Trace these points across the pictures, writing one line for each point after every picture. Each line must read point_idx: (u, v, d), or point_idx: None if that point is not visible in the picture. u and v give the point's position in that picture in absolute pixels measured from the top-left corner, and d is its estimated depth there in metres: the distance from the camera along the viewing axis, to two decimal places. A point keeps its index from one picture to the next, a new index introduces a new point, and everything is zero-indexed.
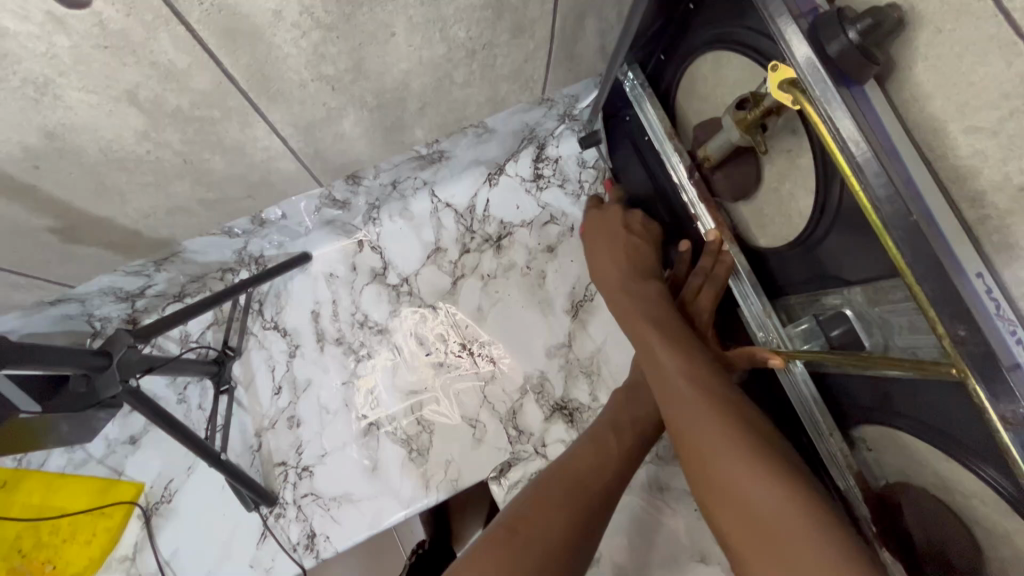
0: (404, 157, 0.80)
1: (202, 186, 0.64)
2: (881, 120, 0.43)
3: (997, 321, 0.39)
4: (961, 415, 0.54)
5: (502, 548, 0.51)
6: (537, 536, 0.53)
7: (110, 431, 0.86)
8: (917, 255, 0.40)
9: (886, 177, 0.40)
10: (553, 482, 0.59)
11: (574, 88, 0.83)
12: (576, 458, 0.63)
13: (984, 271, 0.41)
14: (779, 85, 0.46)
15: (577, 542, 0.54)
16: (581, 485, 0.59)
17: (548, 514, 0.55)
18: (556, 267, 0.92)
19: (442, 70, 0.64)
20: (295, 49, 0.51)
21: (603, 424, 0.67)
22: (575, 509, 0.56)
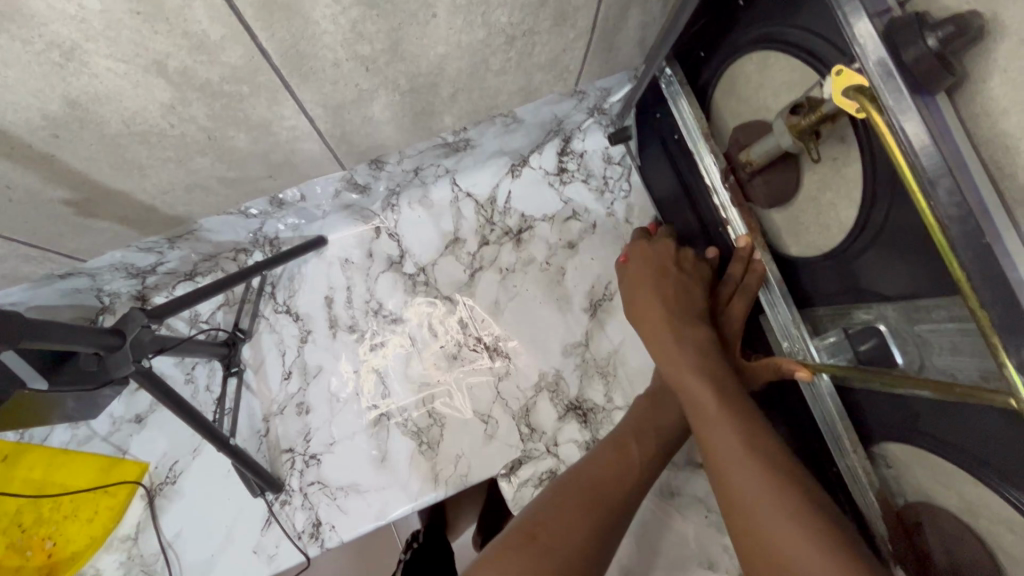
0: (430, 144, 0.78)
1: (224, 164, 0.62)
2: (951, 133, 0.41)
3: None
4: (997, 440, 0.53)
5: (523, 551, 0.50)
6: (558, 539, 0.52)
7: (115, 409, 0.85)
8: (985, 278, 0.38)
9: (958, 194, 0.39)
10: (570, 485, 0.58)
11: (607, 81, 0.81)
12: (597, 463, 0.61)
13: None
14: (845, 92, 0.43)
15: (600, 545, 0.53)
16: (602, 496, 0.57)
17: (568, 520, 0.54)
18: (576, 264, 0.90)
19: (479, 55, 0.61)
20: (333, 26, 0.48)
21: (625, 431, 0.66)
22: (596, 520, 0.55)
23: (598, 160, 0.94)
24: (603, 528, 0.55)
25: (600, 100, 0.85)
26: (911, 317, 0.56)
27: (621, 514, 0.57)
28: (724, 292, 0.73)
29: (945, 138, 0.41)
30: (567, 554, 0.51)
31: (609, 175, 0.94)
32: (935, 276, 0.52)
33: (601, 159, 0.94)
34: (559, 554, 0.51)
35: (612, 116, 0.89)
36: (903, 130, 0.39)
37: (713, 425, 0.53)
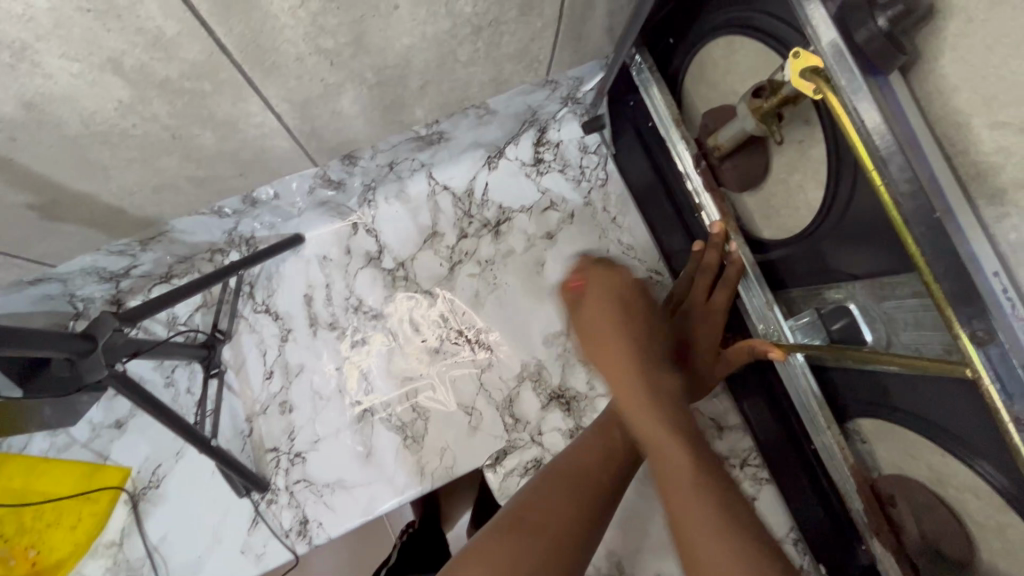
0: (402, 137, 0.77)
1: (192, 163, 0.61)
2: (904, 111, 0.42)
3: (1014, 321, 0.38)
4: (961, 411, 0.55)
5: (509, 538, 0.52)
6: (543, 526, 0.53)
7: (94, 415, 0.84)
8: (939, 253, 0.39)
9: (910, 171, 0.39)
10: (556, 473, 0.59)
11: (578, 70, 0.80)
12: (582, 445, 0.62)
13: (1000, 270, 0.40)
14: (800, 73, 0.44)
15: (585, 532, 0.55)
16: (589, 477, 0.59)
17: (556, 503, 0.55)
18: (555, 254, 0.91)
19: (446, 46, 0.61)
20: (293, 20, 0.48)
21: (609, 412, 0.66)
22: (583, 498, 0.57)
23: (574, 150, 0.94)
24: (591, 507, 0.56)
25: (573, 89, 0.85)
26: (879, 294, 0.57)
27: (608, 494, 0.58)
28: (705, 283, 0.73)
29: (900, 118, 0.42)
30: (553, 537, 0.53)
31: (586, 164, 0.94)
32: (899, 252, 0.53)
33: (577, 148, 0.94)
34: (546, 537, 0.53)
35: (587, 105, 0.89)
36: (857, 110, 0.40)
37: (683, 493, 0.51)
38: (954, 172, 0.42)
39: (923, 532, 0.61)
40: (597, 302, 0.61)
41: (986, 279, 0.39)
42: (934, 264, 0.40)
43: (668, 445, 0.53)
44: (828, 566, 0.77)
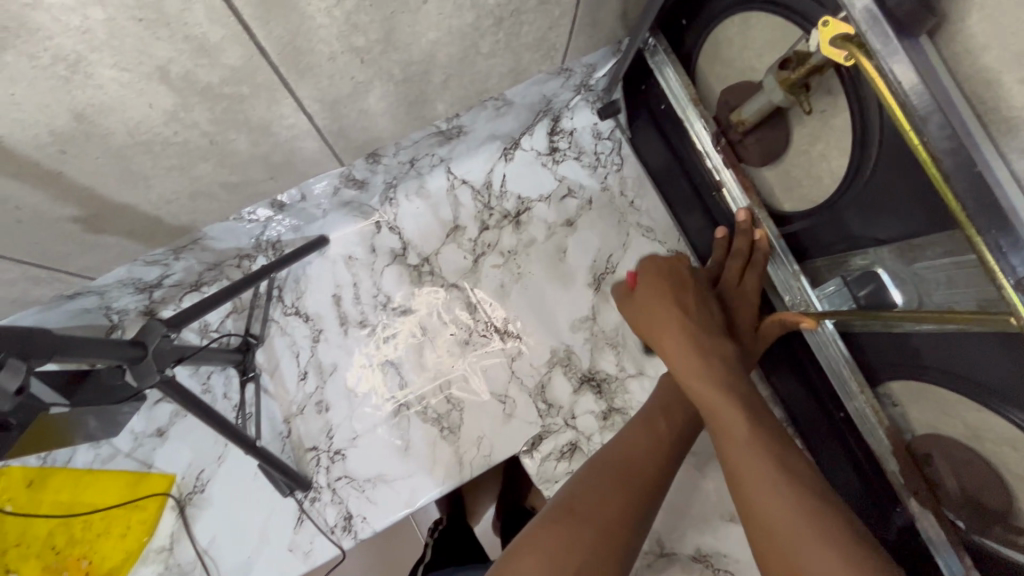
0: (424, 133, 0.78)
1: (227, 168, 0.62)
2: (935, 72, 0.43)
3: None
4: (996, 366, 0.56)
5: (563, 527, 0.53)
6: (591, 516, 0.54)
7: (136, 425, 0.85)
8: (980, 208, 0.41)
9: (947, 129, 0.41)
10: (598, 466, 0.60)
11: (592, 57, 0.81)
12: (627, 440, 0.64)
13: None
14: (831, 42, 0.45)
15: (635, 525, 0.56)
16: (635, 472, 0.60)
17: (606, 498, 0.56)
18: (576, 240, 0.92)
19: (469, 39, 0.62)
20: (328, 19, 0.49)
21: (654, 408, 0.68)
22: (632, 493, 0.57)
23: (588, 137, 0.95)
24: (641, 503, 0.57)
25: (586, 77, 0.86)
26: (909, 258, 0.58)
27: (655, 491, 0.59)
28: (736, 268, 0.75)
29: (934, 81, 0.43)
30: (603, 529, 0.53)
31: (601, 150, 0.95)
32: (928, 213, 0.54)
33: (591, 135, 0.95)
34: (595, 528, 0.53)
35: (599, 92, 0.90)
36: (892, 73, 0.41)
37: (738, 449, 0.54)
38: (987, 130, 0.44)
39: (962, 484, 0.63)
40: (650, 294, 0.71)
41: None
42: (975, 220, 0.41)
43: (728, 412, 0.57)
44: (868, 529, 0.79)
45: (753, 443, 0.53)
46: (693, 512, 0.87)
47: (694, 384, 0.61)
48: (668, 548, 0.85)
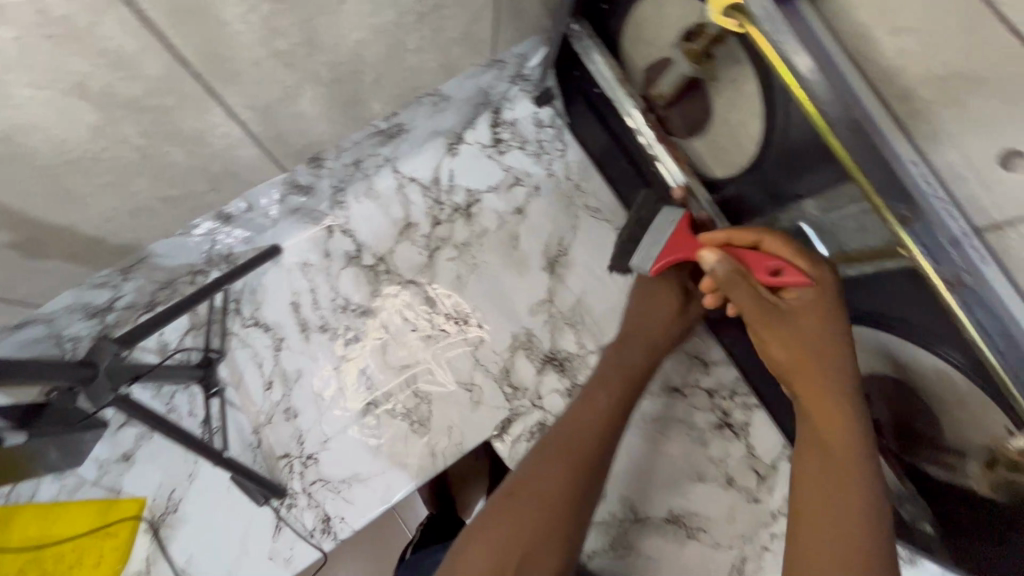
0: (364, 133, 0.80)
1: (164, 182, 0.63)
2: (814, 33, 0.47)
3: (934, 201, 0.47)
4: (917, 309, 0.58)
5: (508, 511, 0.55)
6: (536, 500, 0.56)
7: (99, 452, 0.84)
8: None
9: None
10: (545, 444, 0.60)
11: (521, 47, 0.84)
12: (571, 415, 0.63)
13: (918, 160, 0.47)
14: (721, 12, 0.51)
15: (575, 503, 0.57)
16: (576, 450, 0.59)
17: (546, 485, 0.57)
18: (527, 227, 0.95)
19: (394, 37, 0.64)
20: (245, 25, 0.50)
21: (595, 378, 0.68)
22: (568, 470, 0.57)
23: (529, 126, 0.98)
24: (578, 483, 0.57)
25: (519, 67, 0.89)
26: (826, 209, 0.62)
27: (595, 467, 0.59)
28: None
29: (812, 47, 0.47)
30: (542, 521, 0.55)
31: (543, 138, 0.98)
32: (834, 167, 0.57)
33: (532, 124, 0.98)
34: (534, 512, 0.55)
35: (535, 81, 0.93)
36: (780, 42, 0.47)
37: (839, 435, 0.53)
38: (868, 84, 0.48)
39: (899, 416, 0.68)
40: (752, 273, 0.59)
41: None
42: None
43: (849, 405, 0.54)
44: None
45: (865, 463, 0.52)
46: (662, 476, 0.90)
47: (829, 359, 0.55)
48: (642, 513, 0.89)
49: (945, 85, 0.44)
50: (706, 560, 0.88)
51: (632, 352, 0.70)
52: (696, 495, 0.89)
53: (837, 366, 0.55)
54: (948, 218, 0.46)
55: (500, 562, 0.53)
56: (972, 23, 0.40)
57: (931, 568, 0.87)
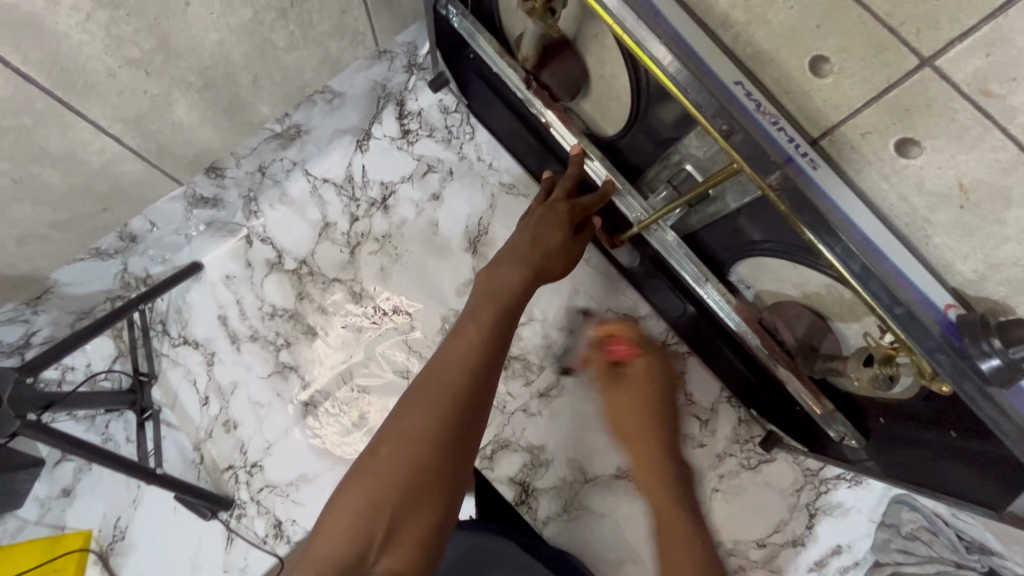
0: (259, 137, 0.80)
1: (47, 206, 0.63)
2: None
3: (756, 116, 0.45)
4: (789, 231, 0.60)
5: (376, 468, 0.52)
6: (401, 452, 0.53)
7: (38, 491, 0.84)
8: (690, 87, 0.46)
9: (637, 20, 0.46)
10: (415, 391, 0.57)
11: (407, 35, 0.86)
12: (442, 356, 0.60)
13: (742, 79, 0.46)
14: None
15: (447, 442, 0.54)
16: (444, 386, 0.57)
17: (416, 433, 0.54)
18: (445, 211, 0.96)
19: (259, 35, 0.65)
20: (85, 34, 0.51)
21: (468, 312, 0.65)
22: (436, 411, 0.55)
23: (436, 114, 0.98)
24: (450, 422, 0.55)
25: (411, 55, 0.91)
26: (700, 149, 0.63)
27: (467, 406, 0.56)
28: (569, 185, 0.78)
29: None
30: (415, 471, 0.52)
31: (452, 124, 0.98)
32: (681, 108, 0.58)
33: (438, 112, 0.98)
34: (401, 463, 0.52)
35: (430, 68, 0.94)
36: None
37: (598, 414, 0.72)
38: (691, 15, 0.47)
39: (802, 337, 0.71)
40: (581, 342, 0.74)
41: (729, 88, 0.46)
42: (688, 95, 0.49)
43: None
44: (760, 406, 0.87)
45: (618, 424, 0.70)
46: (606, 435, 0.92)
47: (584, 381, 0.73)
48: (592, 473, 0.91)
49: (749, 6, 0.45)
50: None
51: (505, 280, 0.68)
52: None
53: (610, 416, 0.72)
54: (771, 130, 0.45)
55: (370, 519, 0.50)
56: None
57: (877, 485, 0.90)
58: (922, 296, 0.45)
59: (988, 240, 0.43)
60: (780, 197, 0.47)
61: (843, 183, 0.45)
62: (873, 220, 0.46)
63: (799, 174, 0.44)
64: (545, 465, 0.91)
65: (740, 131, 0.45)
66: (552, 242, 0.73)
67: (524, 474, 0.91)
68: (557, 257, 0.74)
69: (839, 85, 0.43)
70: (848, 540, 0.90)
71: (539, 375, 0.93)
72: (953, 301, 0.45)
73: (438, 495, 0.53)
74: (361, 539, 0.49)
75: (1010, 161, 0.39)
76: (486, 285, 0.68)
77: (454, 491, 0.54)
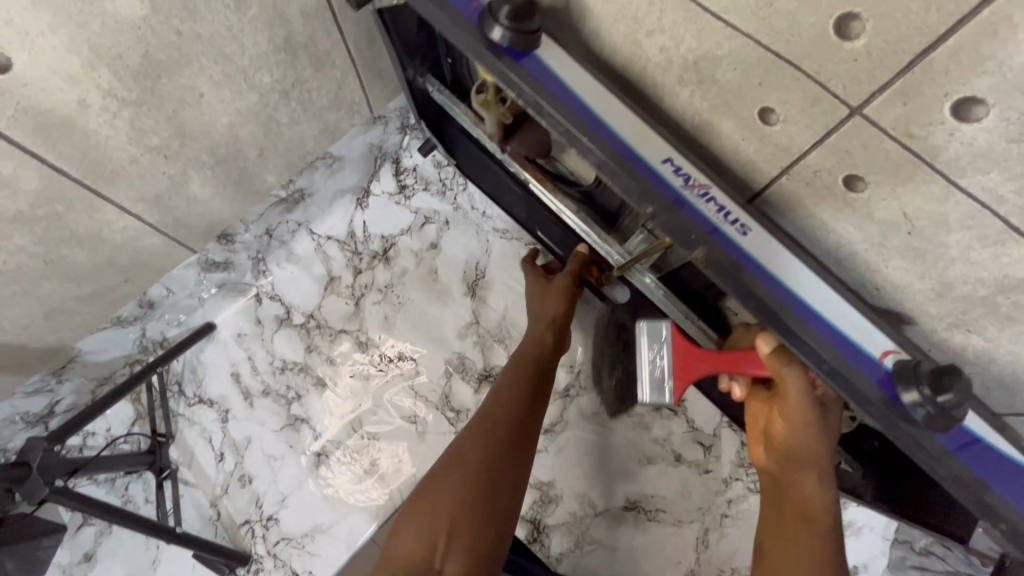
0: (266, 204, 0.86)
1: (73, 282, 0.68)
2: (553, 71, 0.54)
3: (684, 192, 0.53)
4: None
5: (418, 521, 0.66)
6: (438, 509, 0.65)
7: (61, 558, 0.85)
8: (618, 173, 0.54)
9: (560, 117, 0.54)
10: (446, 462, 0.69)
11: (398, 102, 0.92)
12: (482, 415, 0.73)
13: (670, 154, 0.53)
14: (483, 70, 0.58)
15: (472, 495, 0.65)
16: (468, 454, 0.68)
17: (450, 492, 0.65)
18: (443, 259, 1.00)
19: (264, 114, 0.71)
20: (112, 130, 0.57)
21: (496, 388, 0.77)
22: (462, 475, 0.66)
23: (430, 168, 1.02)
24: (472, 480, 0.66)
25: (404, 118, 0.96)
26: None
27: (492, 465, 0.67)
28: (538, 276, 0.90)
29: (563, 94, 0.53)
30: (445, 519, 0.64)
31: (445, 177, 1.02)
32: None
33: (433, 166, 1.02)
34: (434, 520, 0.64)
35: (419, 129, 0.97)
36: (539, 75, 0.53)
37: (796, 421, 0.60)
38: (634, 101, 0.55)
39: None
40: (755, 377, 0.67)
41: (660, 166, 0.53)
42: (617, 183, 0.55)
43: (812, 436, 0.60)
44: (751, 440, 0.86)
45: (815, 440, 0.60)
46: (611, 467, 0.93)
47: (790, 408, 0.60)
48: (601, 506, 0.92)
49: (697, 68, 0.49)
50: (669, 538, 0.90)
51: (524, 355, 0.79)
52: (648, 477, 0.92)
53: (820, 438, 0.60)
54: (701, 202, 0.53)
55: (418, 557, 0.63)
56: (693, 17, 0.46)
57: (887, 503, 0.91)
58: (844, 341, 0.52)
59: (938, 260, 0.47)
60: (706, 267, 0.55)
61: (776, 245, 0.52)
62: (803, 270, 0.52)
63: (725, 242, 0.53)
64: (555, 501, 0.93)
65: (663, 213, 0.54)
66: (552, 307, 0.84)
67: (535, 511, 0.93)
68: (546, 319, 0.83)
69: (787, 130, 0.48)
70: (864, 559, 0.90)
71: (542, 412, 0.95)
72: (891, 349, 0.51)
73: (469, 536, 0.64)
74: (423, 556, 0.63)
75: (941, 192, 0.43)
76: (517, 354, 0.80)
77: (504, 521, 0.66)
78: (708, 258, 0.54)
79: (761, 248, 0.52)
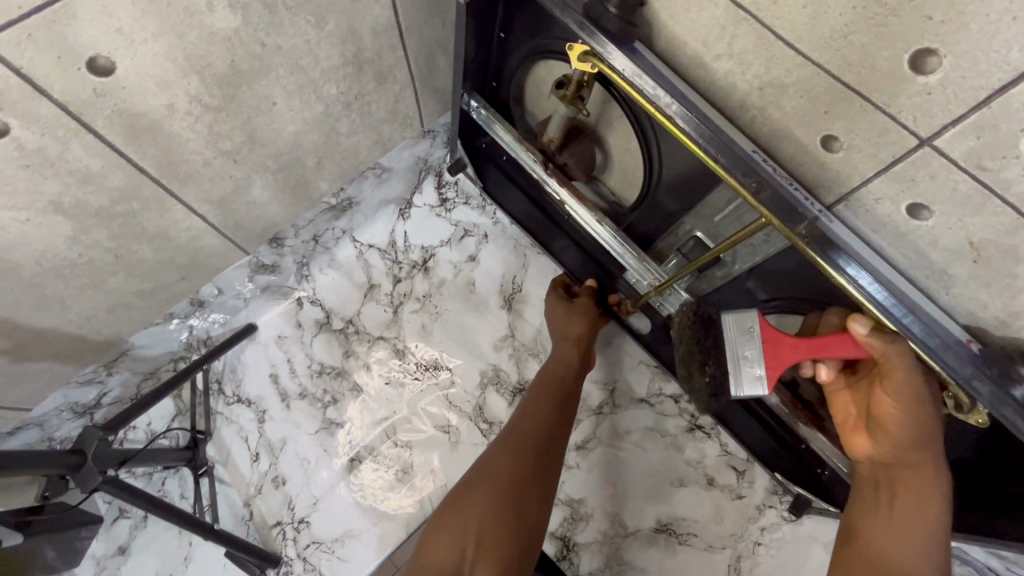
0: (316, 210, 0.89)
1: (137, 278, 0.71)
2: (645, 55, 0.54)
3: (777, 177, 0.52)
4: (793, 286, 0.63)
5: (450, 530, 0.63)
6: (470, 517, 0.64)
7: (96, 549, 0.87)
8: (718, 145, 0.53)
9: (659, 87, 0.53)
10: (477, 474, 0.68)
11: (448, 117, 0.95)
12: (516, 426, 0.73)
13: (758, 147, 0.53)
14: (578, 57, 0.57)
15: (505, 506, 0.64)
16: (500, 467, 0.68)
17: (482, 501, 0.65)
18: (481, 270, 1.01)
19: (327, 124, 0.74)
20: (193, 133, 0.60)
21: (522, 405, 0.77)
22: (493, 486, 0.66)
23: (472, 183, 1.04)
24: (506, 491, 0.65)
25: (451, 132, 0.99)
26: (707, 216, 0.66)
27: (523, 478, 0.67)
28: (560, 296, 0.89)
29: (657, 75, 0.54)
30: (478, 526, 0.63)
31: None
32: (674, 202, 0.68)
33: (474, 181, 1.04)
34: (464, 528, 0.63)
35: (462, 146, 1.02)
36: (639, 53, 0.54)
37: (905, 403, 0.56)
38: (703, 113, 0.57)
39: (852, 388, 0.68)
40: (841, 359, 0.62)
41: (751, 155, 0.52)
42: (716, 159, 0.54)
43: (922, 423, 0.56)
44: (783, 473, 0.85)
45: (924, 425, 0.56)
46: (643, 488, 0.93)
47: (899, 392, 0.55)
48: (631, 527, 0.92)
49: (763, 94, 0.51)
50: (701, 563, 0.89)
51: (552, 376, 0.80)
52: (681, 499, 0.91)
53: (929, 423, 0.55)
54: (794, 191, 0.51)
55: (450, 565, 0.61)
56: (765, 45, 0.47)
57: None
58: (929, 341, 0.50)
59: (1004, 291, 0.47)
60: (807, 242, 0.53)
61: (858, 243, 0.52)
62: (886, 266, 0.52)
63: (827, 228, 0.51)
64: (585, 519, 0.93)
65: (768, 187, 0.52)
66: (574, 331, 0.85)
67: (565, 529, 0.93)
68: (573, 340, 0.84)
69: (849, 158, 0.49)
70: None
71: (575, 429, 0.95)
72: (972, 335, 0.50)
73: (503, 547, 0.62)
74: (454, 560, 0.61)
75: (1011, 224, 0.43)
76: (542, 374, 0.81)
77: (531, 535, 0.65)
78: (812, 232, 0.52)
79: (849, 241, 0.52)
